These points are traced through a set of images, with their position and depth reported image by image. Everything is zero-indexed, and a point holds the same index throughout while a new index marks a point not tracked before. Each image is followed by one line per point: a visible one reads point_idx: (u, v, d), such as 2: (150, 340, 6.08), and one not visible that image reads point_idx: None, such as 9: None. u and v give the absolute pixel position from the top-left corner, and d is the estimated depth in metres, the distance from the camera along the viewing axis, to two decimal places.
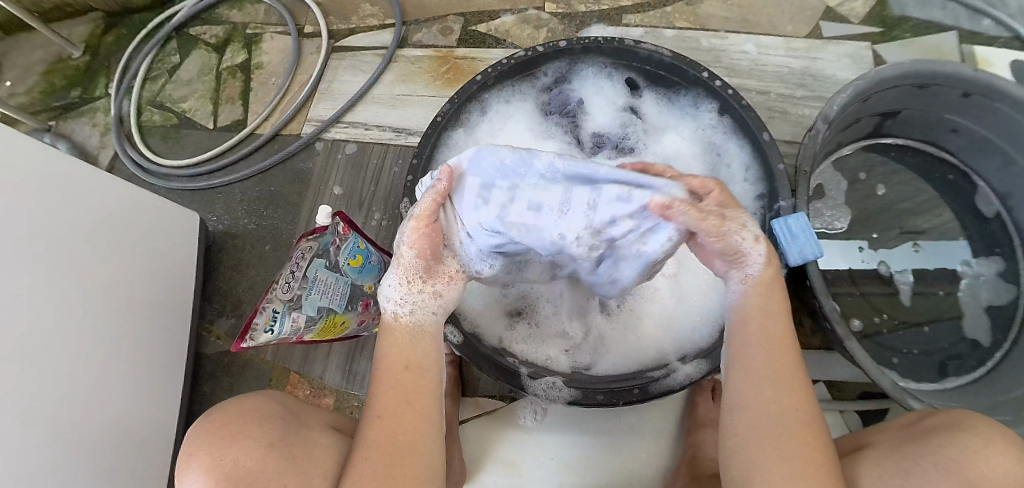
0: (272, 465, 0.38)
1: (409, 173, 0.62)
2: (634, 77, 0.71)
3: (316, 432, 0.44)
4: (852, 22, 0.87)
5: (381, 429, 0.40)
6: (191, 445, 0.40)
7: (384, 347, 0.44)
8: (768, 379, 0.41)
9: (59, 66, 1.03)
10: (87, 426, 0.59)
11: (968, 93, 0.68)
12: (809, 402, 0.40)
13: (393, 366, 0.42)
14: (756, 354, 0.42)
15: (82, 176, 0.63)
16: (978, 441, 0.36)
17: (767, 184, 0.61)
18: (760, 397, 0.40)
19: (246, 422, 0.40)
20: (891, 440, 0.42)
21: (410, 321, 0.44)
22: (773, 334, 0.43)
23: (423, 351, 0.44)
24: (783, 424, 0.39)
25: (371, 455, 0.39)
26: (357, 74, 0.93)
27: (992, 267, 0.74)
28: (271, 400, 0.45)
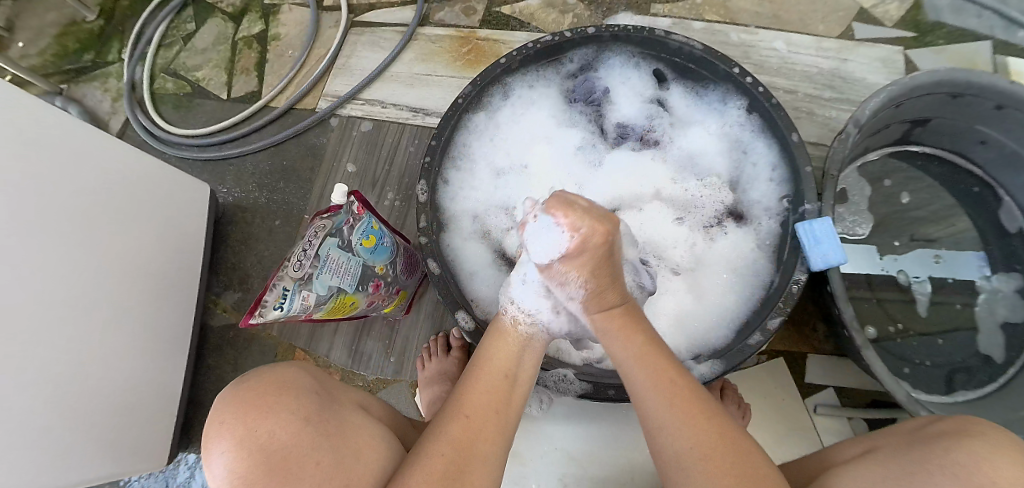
0: (308, 441, 0.37)
1: (427, 153, 0.61)
2: (662, 69, 0.69)
3: (347, 410, 0.43)
4: (885, 25, 0.85)
5: (463, 425, 0.38)
6: (220, 409, 0.38)
7: (489, 350, 0.46)
8: (659, 421, 0.38)
9: (74, 29, 1.01)
10: (92, 394, 0.59)
11: (1001, 105, 0.66)
12: (711, 427, 0.37)
13: (492, 369, 0.44)
14: (643, 397, 0.40)
15: (94, 139, 0.62)
16: (987, 447, 0.35)
17: (793, 185, 0.59)
18: (660, 444, 0.38)
19: (284, 394, 0.39)
20: (896, 444, 0.41)
21: (524, 333, 0.48)
22: (646, 370, 0.41)
23: (522, 366, 0.46)
24: (690, 465, 0.36)
25: (447, 448, 0.36)
26: (376, 50, 0.91)
27: (1012, 283, 0.72)
28: (307, 374, 0.44)
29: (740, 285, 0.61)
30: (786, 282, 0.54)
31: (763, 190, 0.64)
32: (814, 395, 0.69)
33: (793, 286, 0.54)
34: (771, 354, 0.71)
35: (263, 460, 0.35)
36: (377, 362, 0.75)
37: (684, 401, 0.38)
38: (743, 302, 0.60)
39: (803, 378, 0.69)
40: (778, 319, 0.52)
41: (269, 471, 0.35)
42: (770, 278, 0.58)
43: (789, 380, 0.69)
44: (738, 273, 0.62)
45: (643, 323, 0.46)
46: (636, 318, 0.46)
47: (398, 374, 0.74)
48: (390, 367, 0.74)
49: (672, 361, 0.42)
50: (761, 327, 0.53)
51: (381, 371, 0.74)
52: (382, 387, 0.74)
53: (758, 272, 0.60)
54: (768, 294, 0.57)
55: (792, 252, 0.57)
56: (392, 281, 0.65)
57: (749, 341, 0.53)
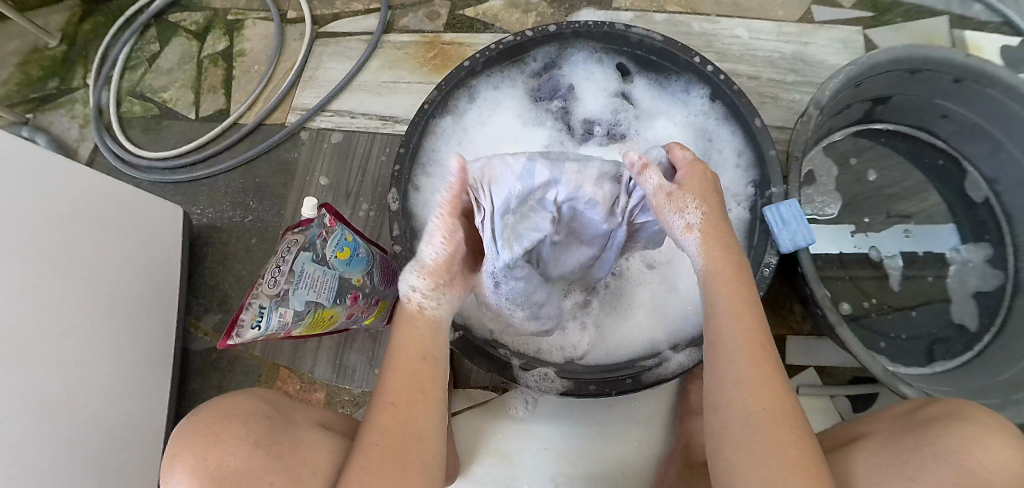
0: (259, 463, 0.37)
1: (397, 162, 0.61)
2: (625, 62, 0.71)
3: (306, 430, 0.43)
4: (843, 6, 0.86)
5: (390, 412, 0.40)
6: (174, 445, 0.39)
7: (399, 334, 0.45)
8: (735, 377, 0.39)
9: (35, 56, 0.99)
10: (75, 426, 0.58)
11: (958, 78, 0.68)
12: (782, 396, 0.38)
13: (405, 356, 0.43)
14: (724, 351, 0.41)
15: (65, 170, 0.61)
16: (976, 431, 0.36)
17: (760, 170, 0.61)
18: (727, 396, 0.39)
19: (231, 420, 0.39)
20: (888, 430, 0.42)
21: (432, 313, 0.47)
22: (739, 327, 0.41)
23: (438, 341, 0.46)
24: (751, 421, 0.37)
25: (379, 437, 0.39)
26: (342, 61, 0.91)
27: (980, 254, 0.75)
28: (261, 400, 0.44)
29: None
30: (758, 266, 0.56)
31: (731, 177, 0.64)
32: (795, 377, 0.70)
33: (765, 269, 0.55)
34: None
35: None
36: (362, 374, 0.75)
37: (767, 368, 0.39)
38: None
39: (784, 361, 0.70)
40: None
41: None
42: None
43: None
44: None
45: (751, 282, 0.44)
46: (745, 272, 0.45)
47: None
48: (376, 379, 0.74)
49: (761, 320, 0.42)
50: None
51: (367, 382, 0.74)
52: (368, 399, 0.74)
53: None
54: None
55: (762, 235, 0.58)
56: (371, 291, 0.65)
57: None
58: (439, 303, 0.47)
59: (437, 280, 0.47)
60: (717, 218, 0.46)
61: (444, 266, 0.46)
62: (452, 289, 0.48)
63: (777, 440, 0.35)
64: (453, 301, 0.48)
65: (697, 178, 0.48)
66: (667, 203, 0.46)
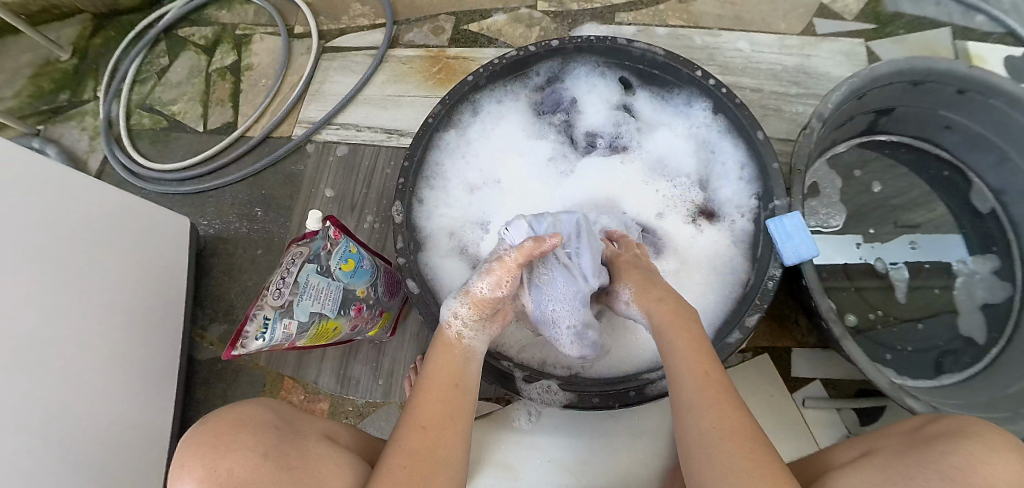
0: (270, 475, 0.37)
1: (401, 175, 0.62)
2: (627, 76, 0.71)
3: (313, 441, 0.43)
4: (845, 19, 0.87)
5: (421, 435, 0.41)
6: (182, 453, 0.38)
7: (435, 360, 0.48)
8: (686, 405, 0.41)
9: (48, 70, 1.01)
10: (79, 436, 0.58)
11: (961, 89, 0.69)
12: (734, 415, 0.39)
13: (440, 380, 0.45)
14: (675, 382, 0.43)
15: (77, 183, 0.63)
16: (980, 449, 0.36)
17: (763, 182, 0.61)
18: (685, 424, 0.40)
19: (242, 430, 0.39)
20: (893, 446, 0.42)
21: (469, 344, 0.49)
22: (683, 358, 0.44)
23: (470, 373, 0.47)
24: (707, 440, 0.38)
25: (408, 460, 0.39)
26: (348, 75, 0.92)
27: (987, 265, 0.74)
28: (268, 410, 0.44)
29: (717, 284, 0.62)
30: (762, 279, 0.56)
31: (733, 189, 0.65)
32: (801, 389, 0.69)
33: (769, 282, 0.55)
34: (755, 350, 0.71)
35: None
36: (366, 385, 0.74)
37: (714, 390, 0.41)
38: (722, 301, 0.60)
39: (790, 373, 0.70)
40: (755, 316, 0.53)
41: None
42: (748, 275, 0.59)
43: (776, 375, 0.70)
44: (716, 272, 0.62)
45: (692, 317, 0.48)
46: (682, 312, 0.49)
47: (388, 395, 0.74)
48: (379, 390, 0.74)
49: (709, 351, 0.45)
50: (739, 325, 0.54)
51: (371, 394, 0.74)
52: (372, 410, 0.74)
53: (735, 271, 0.61)
54: (746, 292, 0.58)
55: (767, 247, 0.58)
56: (375, 302, 0.65)
57: (728, 340, 0.54)
58: (476, 335, 0.50)
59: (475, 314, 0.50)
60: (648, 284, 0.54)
61: (478, 304, 0.50)
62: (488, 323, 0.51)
63: (731, 454, 0.36)
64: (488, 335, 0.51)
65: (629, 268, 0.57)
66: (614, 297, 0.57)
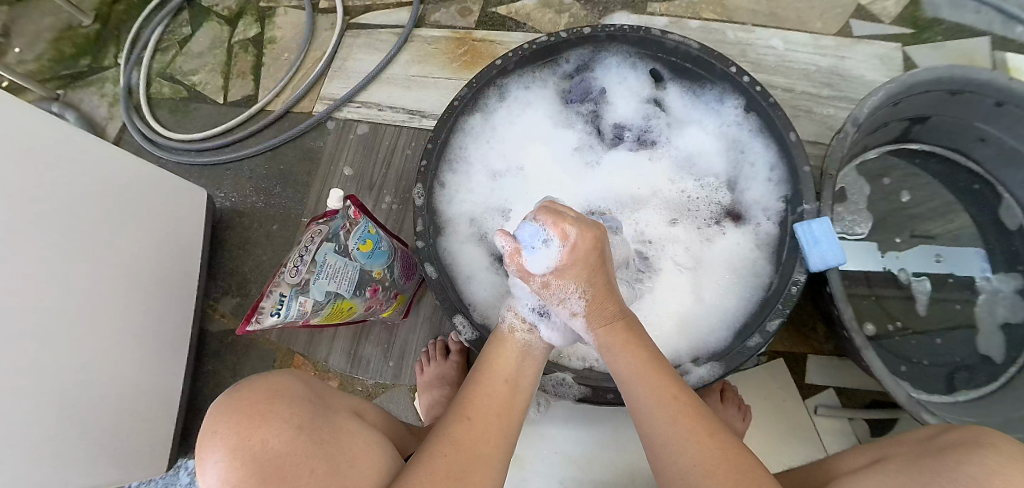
0: (303, 449, 0.36)
1: (424, 157, 0.61)
2: (659, 68, 0.69)
3: (340, 416, 0.43)
4: (882, 21, 0.84)
5: (466, 427, 0.39)
6: (212, 418, 0.37)
7: (491, 353, 0.47)
8: (662, 438, 0.39)
9: (70, 34, 1.01)
10: (91, 401, 0.59)
11: (1000, 102, 0.66)
12: (711, 443, 0.37)
13: (495, 376, 0.44)
14: (647, 407, 0.41)
15: (95, 148, 0.62)
16: (999, 459, 0.35)
17: (792, 185, 0.59)
18: (664, 462, 0.38)
19: (280, 402, 0.38)
20: (907, 454, 0.41)
21: (524, 339, 0.48)
22: (652, 388, 0.41)
23: (523, 372, 0.46)
24: (695, 479, 0.36)
25: (449, 450, 0.37)
26: (372, 53, 0.91)
27: (1012, 283, 0.72)
28: (298, 382, 0.43)
29: (740, 286, 0.61)
30: (786, 284, 0.54)
31: (761, 191, 0.63)
32: (815, 396, 0.68)
33: (792, 287, 0.53)
34: (770, 355, 0.70)
35: (256, 469, 0.34)
36: (376, 366, 0.74)
37: (685, 420, 0.39)
38: (744, 302, 0.59)
39: (804, 379, 0.69)
40: (777, 322, 0.52)
41: (263, 482, 0.34)
42: (771, 279, 0.58)
43: (790, 380, 0.69)
44: (738, 273, 0.62)
45: (645, 339, 0.46)
46: (642, 341, 0.46)
47: (398, 378, 0.74)
48: (389, 372, 0.74)
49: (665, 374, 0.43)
50: (760, 329, 0.53)
51: (381, 375, 0.74)
52: (382, 391, 0.75)
53: (758, 273, 0.60)
54: (768, 295, 0.56)
55: (792, 251, 0.56)
56: (390, 285, 0.64)
57: (748, 343, 0.53)
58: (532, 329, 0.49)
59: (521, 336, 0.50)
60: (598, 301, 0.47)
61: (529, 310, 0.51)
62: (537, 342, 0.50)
63: None
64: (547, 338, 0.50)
65: (584, 257, 0.45)
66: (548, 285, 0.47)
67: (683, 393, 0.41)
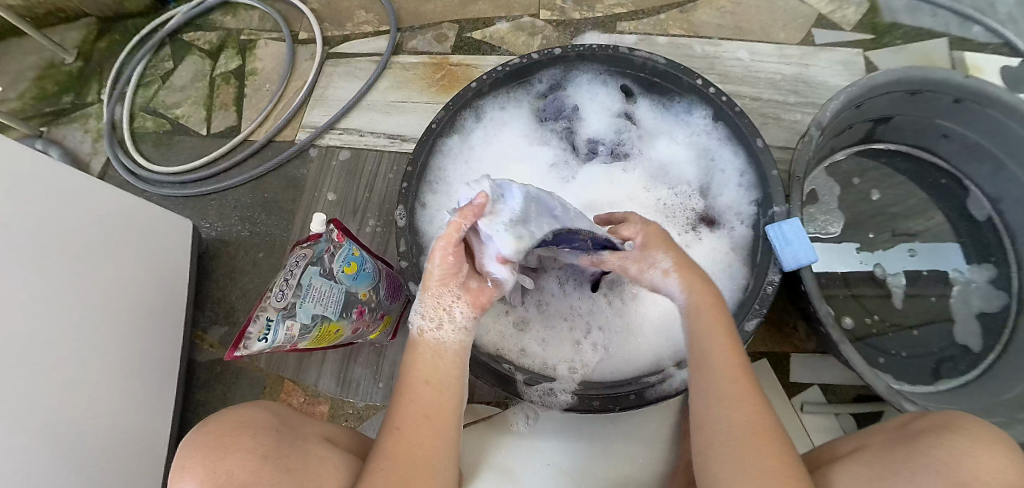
0: (267, 476, 0.37)
1: (404, 180, 0.62)
2: (628, 84, 0.72)
3: (312, 443, 0.44)
4: (843, 29, 0.88)
5: (397, 438, 0.41)
6: (183, 457, 0.39)
7: (408, 359, 0.47)
8: (716, 395, 0.41)
9: (51, 72, 1.02)
10: (79, 423, 0.58)
11: (958, 98, 0.69)
12: (763, 414, 0.40)
13: (414, 383, 0.44)
14: (707, 367, 0.43)
15: (77, 183, 0.62)
16: (973, 441, 0.36)
17: (761, 189, 0.61)
18: (709, 415, 0.41)
19: (244, 434, 0.39)
20: (883, 440, 0.42)
21: (437, 337, 0.46)
22: (717, 349, 0.43)
23: (444, 368, 0.45)
24: (735, 436, 0.39)
25: (387, 464, 0.40)
26: (352, 80, 0.93)
27: (984, 274, 0.75)
28: (267, 411, 0.44)
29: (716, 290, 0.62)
30: (761, 284, 0.56)
31: (733, 197, 0.65)
32: (801, 394, 0.69)
33: (768, 287, 0.55)
34: (755, 356, 0.71)
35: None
36: (366, 389, 0.75)
37: (744, 385, 0.41)
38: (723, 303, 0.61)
39: (789, 378, 0.70)
40: (754, 322, 0.54)
41: None
42: (747, 281, 0.60)
43: (776, 381, 0.70)
44: (717, 279, 0.63)
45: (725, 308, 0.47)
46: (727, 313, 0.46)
47: (388, 399, 0.74)
48: (380, 393, 0.74)
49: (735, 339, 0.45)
50: (739, 330, 0.54)
51: (371, 397, 0.74)
52: (371, 413, 0.74)
53: (735, 276, 0.62)
54: (745, 297, 0.58)
55: (765, 254, 0.58)
56: (376, 306, 0.65)
57: None
58: (445, 328, 0.46)
59: (431, 302, 0.46)
60: (687, 259, 0.49)
61: (440, 280, 0.45)
62: (461, 296, 0.46)
63: (759, 453, 0.37)
64: (461, 318, 0.46)
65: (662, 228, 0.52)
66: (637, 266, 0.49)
67: (745, 362, 0.43)
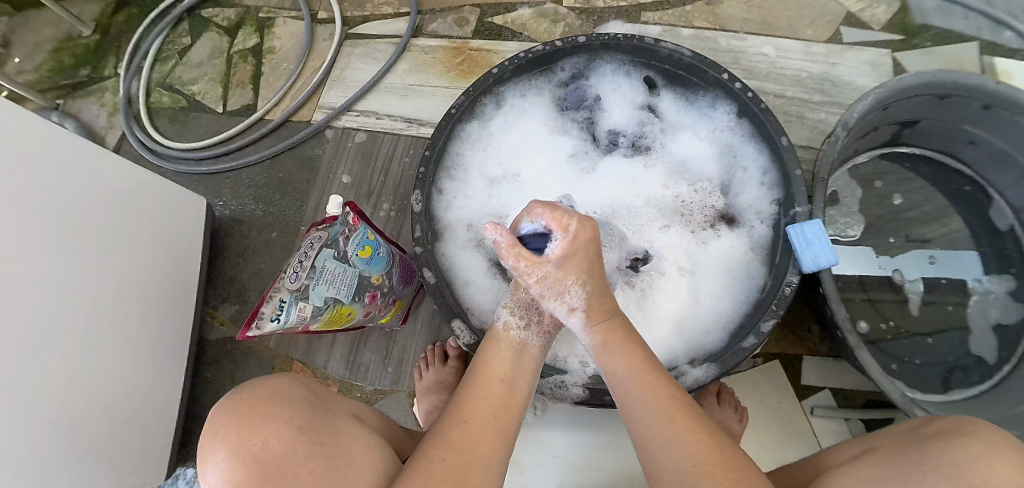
0: (303, 449, 0.37)
1: (422, 164, 0.62)
2: (652, 75, 0.71)
3: (340, 420, 0.44)
4: (872, 28, 0.86)
5: (462, 430, 0.38)
6: (214, 421, 0.38)
7: (483, 356, 0.46)
8: (656, 443, 0.38)
9: (69, 44, 1.02)
10: (79, 423, 0.57)
11: (988, 105, 0.67)
12: (710, 446, 0.37)
13: (488, 381, 0.43)
14: (641, 414, 0.40)
15: (92, 157, 0.62)
16: (989, 449, 0.36)
17: (784, 189, 0.60)
18: (659, 466, 0.37)
19: (277, 404, 0.39)
20: (891, 444, 0.42)
21: (516, 337, 0.47)
22: (644, 389, 0.41)
23: (519, 370, 0.45)
24: (693, 483, 0.35)
25: (446, 453, 0.36)
26: (370, 62, 0.92)
27: (1003, 285, 0.73)
28: (299, 385, 0.44)
29: (733, 288, 0.61)
30: (779, 285, 0.55)
31: (754, 195, 0.64)
32: (811, 397, 0.69)
33: (786, 288, 0.54)
34: (766, 357, 0.71)
35: (256, 469, 0.35)
36: (375, 373, 0.75)
37: (682, 418, 0.38)
38: (740, 302, 0.60)
39: (800, 381, 0.69)
40: (770, 322, 0.53)
41: (263, 480, 0.35)
42: (764, 282, 0.59)
43: (786, 383, 0.70)
44: (733, 278, 0.62)
45: (638, 340, 0.45)
46: (655, 371, 0.43)
47: (396, 384, 0.74)
48: (388, 378, 0.74)
49: (661, 375, 0.42)
50: (754, 330, 0.54)
51: (380, 381, 0.74)
52: (379, 397, 0.74)
53: (753, 276, 0.61)
54: (762, 298, 0.57)
55: (785, 254, 0.57)
56: (388, 290, 0.65)
57: (743, 344, 0.53)
58: (533, 335, 0.47)
59: (522, 302, 0.49)
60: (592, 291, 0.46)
61: None
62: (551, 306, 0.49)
63: None
64: (546, 329, 0.48)
65: (585, 247, 0.46)
66: (546, 288, 0.46)
67: (679, 394, 0.41)
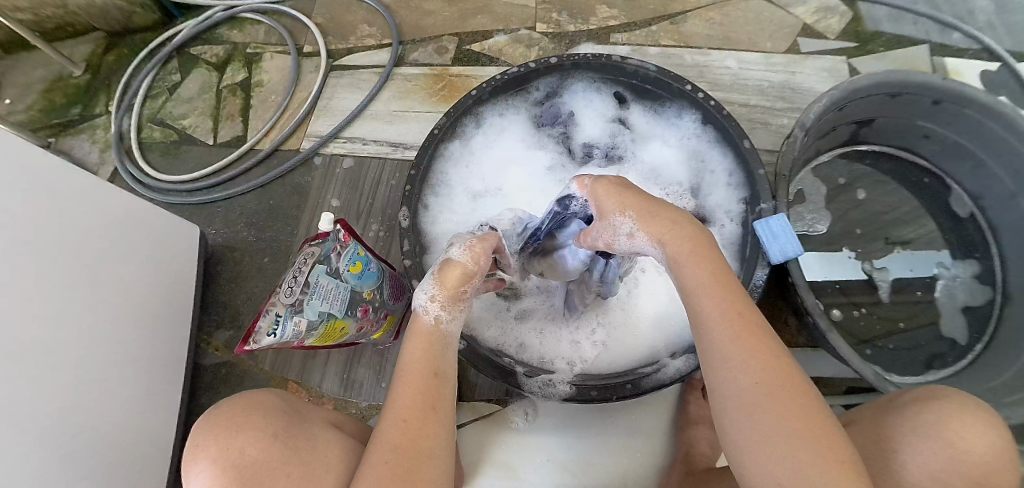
0: (279, 454, 0.40)
1: (408, 183, 0.65)
2: (622, 91, 0.75)
3: (319, 426, 0.46)
4: (828, 37, 0.92)
5: (404, 429, 0.40)
6: (198, 436, 0.42)
7: (410, 351, 0.46)
8: (720, 357, 0.38)
9: (60, 85, 1.05)
10: (76, 449, 0.58)
11: (937, 100, 0.72)
12: (776, 367, 0.37)
13: (416, 374, 0.44)
14: (707, 329, 0.40)
15: (86, 188, 0.64)
16: (955, 410, 0.38)
17: (749, 188, 0.64)
18: (719, 378, 0.38)
19: (256, 414, 0.42)
20: (870, 411, 0.45)
21: (443, 329, 0.48)
22: (713, 306, 0.40)
23: (445, 359, 0.46)
24: (750, 397, 0.36)
25: (390, 455, 0.39)
26: (355, 91, 0.96)
27: (970, 269, 0.77)
28: (278, 396, 0.47)
29: None
30: (750, 277, 0.59)
31: (722, 196, 0.68)
32: None
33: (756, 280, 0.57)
34: None
35: (236, 475, 0.39)
36: (369, 389, 0.76)
37: (751, 339, 0.38)
38: None
39: None
40: None
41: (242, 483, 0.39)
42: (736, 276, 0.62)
43: None
44: None
45: (715, 251, 0.44)
46: (725, 278, 0.42)
47: None
48: (383, 393, 0.76)
49: (734, 292, 0.41)
50: None
51: (375, 396, 0.76)
52: (374, 412, 0.75)
53: None
54: None
55: (754, 248, 0.60)
56: (380, 305, 0.67)
57: None
58: (451, 320, 0.48)
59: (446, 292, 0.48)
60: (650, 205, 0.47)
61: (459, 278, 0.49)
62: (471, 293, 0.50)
63: (780, 415, 0.34)
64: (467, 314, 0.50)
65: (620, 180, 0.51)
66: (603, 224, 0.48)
67: (752, 316, 0.40)
